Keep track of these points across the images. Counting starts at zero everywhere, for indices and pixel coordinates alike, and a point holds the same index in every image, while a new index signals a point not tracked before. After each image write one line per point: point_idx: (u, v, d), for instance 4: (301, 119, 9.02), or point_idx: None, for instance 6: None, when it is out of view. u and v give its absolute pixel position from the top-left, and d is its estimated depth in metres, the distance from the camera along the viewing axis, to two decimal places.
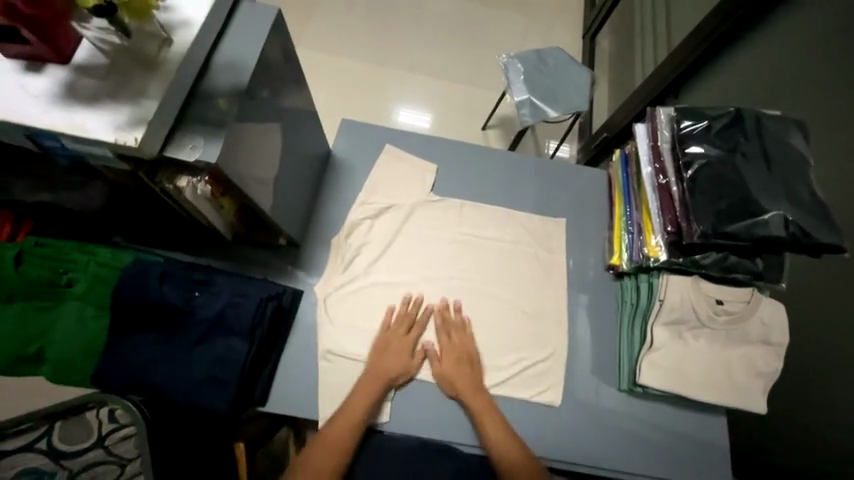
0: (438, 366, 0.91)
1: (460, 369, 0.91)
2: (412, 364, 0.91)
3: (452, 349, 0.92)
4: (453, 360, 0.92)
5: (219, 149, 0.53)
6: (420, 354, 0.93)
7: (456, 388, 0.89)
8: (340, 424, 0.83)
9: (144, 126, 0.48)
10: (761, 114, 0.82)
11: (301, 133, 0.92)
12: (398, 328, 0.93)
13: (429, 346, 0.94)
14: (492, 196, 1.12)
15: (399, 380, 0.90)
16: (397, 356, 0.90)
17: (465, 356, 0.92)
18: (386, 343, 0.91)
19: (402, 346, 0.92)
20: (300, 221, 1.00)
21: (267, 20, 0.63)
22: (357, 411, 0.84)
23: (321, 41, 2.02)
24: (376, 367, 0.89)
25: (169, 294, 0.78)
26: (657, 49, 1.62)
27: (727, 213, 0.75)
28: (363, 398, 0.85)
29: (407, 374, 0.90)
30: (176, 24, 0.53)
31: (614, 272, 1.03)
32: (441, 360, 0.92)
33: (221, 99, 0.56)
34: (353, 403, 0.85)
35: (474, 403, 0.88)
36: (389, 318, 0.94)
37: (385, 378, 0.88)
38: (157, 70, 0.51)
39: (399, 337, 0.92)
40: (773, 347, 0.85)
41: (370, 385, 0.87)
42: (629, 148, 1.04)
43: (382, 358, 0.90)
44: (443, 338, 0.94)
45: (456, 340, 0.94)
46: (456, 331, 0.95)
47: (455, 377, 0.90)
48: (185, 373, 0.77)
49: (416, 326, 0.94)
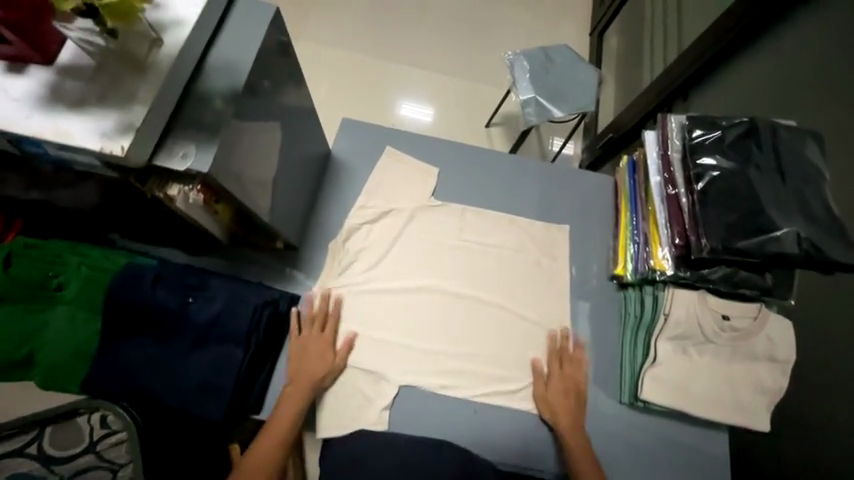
0: (543, 392, 0.90)
1: (568, 400, 0.90)
2: (337, 359, 0.88)
3: (564, 379, 0.92)
4: (561, 390, 0.91)
5: (211, 160, 0.50)
6: (342, 347, 0.90)
7: (557, 417, 0.88)
8: (268, 437, 0.80)
9: (132, 134, 0.45)
10: (776, 124, 0.78)
11: (300, 133, 0.89)
12: (311, 327, 0.89)
13: (539, 365, 0.94)
14: (494, 201, 1.10)
15: (327, 380, 0.87)
16: (318, 358, 0.87)
17: (574, 387, 0.91)
18: (304, 346, 0.88)
19: (321, 347, 0.88)
20: (297, 225, 0.98)
21: (266, 19, 0.59)
22: (286, 419, 0.81)
23: (323, 32, 1.97)
24: (298, 369, 0.85)
25: (163, 300, 0.76)
26: (668, 48, 1.57)
27: (739, 227, 0.72)
28: (290, 406, 0.82)
29: (334, 370, 0.88)
30: (167, 24, 0.50)
31: (618, 281, 1.01)
32: (547, 385, 0.92)
33: (214, 104, 0.53)
34: (283, 409, 0.82)
35: (570, 440, 0.86)
36: (309, 314, 0.90)
37: (311, 378, 0.85)
38: (148, 73, 0.48)
39: (313, 336, 0.89)
40: (779, 364, 0.83)
41: (295, 392, 0.83)
42: (638, 155, 1.01)
43: (304, 361, 0.86)
44: (556, 365, 0.93)
45: (570, 370, 0.93)
46: (571, 362, 0.94)
47: (559, 407, 0.89)
48: (180, 379, 0.75)
49: (329, 322, 0.90)
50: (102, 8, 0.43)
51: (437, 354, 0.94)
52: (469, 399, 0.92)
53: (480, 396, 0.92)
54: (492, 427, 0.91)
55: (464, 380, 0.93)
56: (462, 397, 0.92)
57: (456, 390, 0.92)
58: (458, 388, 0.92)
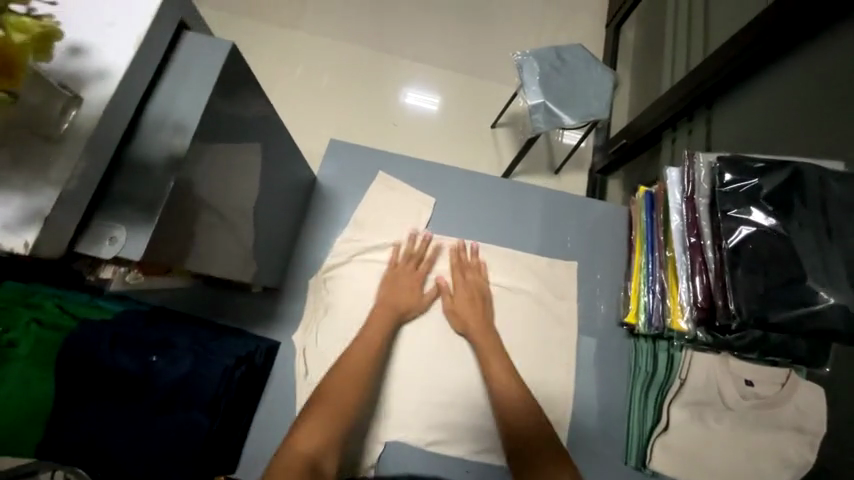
0: (450, 303, 0.91)
1: (474, 308, 0.90)
2: (423, 299, 0.91)
3: (465, 286, 0.92)
4: (465, 298, 0.91)
5: (143, 247, 0.42)
6: (431, 291, 0.92)
7: (465, 324, 0.89)
8: (357, 352, 0.79)
9: (41, 224, 0.37)
10: (825, 172, 0.66)
11: (281, 161, 0.80)
12: (406, 263, 0.93)
13: (443, 282, 0.93)
14: (493, 232, 1.00)
15: (411, 315, 0.89)
16: (406, 291, 0.90)
17: (479, 293, 0.92)
18: (395, 278, 0.91)
19: (413, 281, 0.91)
20: (279, 263, 0.90)
21: (218, 61, 0.49)
22: (371, 339, 0.82)
23: (319, 23, 1.84)
24: (386, 297, 0.88)
25: (122, 364, 0.68)
26: (690, 50, 1.41)
27: (774, 296, 0.62)
28: (375, 327, 0.84)
29: (418, 307, 0.90)
30: (91, 77, 0.41)
31: (628, 328, 0.91)
32: (454, 298, 0.91)
33: (153, 174, 0.44)
34: (371, 329, 0.83)
35: (479, 340, 0.87)
36: (408, 250, 0.94)
37: (396, 307, 0.88)
38: (60, 145, 0.39)
39: (405, 270, 0.92)
40: (806, 436, 0.74)
41: (383, 315, 0.86)
42: (656, 188, 0.90)
43: (394, 290, 0.89)
44: (457, 275, 0.93)
45: (471, 280, 0.93)
46: (471, 271, 0.94)
47: (465, 314, 0.89)
48: (138, 449, 0.67)
49: (424, 262, 0.94)
50: None
51: (426, 403, 0.86)
52: (459, 456, 0.85)
53: (470, 453, 0.85)
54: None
55: (457, 433, 0.85)
56: (457, 452, 0.85)
57: (449, 445, 0.85)
58: (447, 443, 0.85)
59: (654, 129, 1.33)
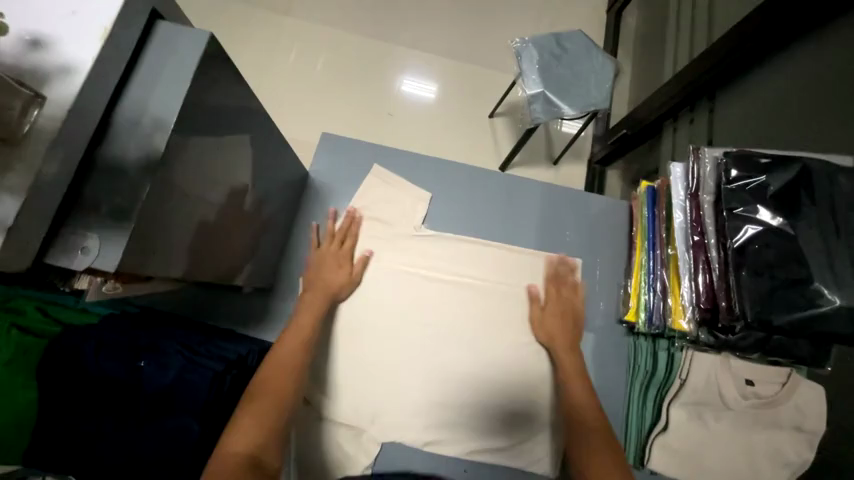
0: (539, 314, 0.89)
1: (564, 322, 0.88)
2: (353, 273, 0.88)
3: (561, 300, 0.90)
4: (558, 311, 0.89)
5: (120, 256, 0.40)
6: (358, 263, 0.89)
7: (550, 334, 0.87)
8: (287, 343, 0.71)
9: (2, 237, 0.34)
10: (835, 169, 0.64)
11: (270, 157, 0.76)
12: (328, 243, 0.89)
13: (535, 290, 0.92)
14: (491, 229, 0.98)
15: (344, 292, 0.86)
16: (335, 269, 0.86)
17: (573, 312, 0.89)
18: (321, 260, 0.87)
19: (338, 260, 0.87)
20: (270, 262, 0.87)
21: (194, 54, 0.45)
22: (307, 325, 0.75)
23: (311, 10, 1.77)
24: (315, 280, 0.84)
25: (109, 370, 0.66)
26: (693, 36, 1.37)
27: (780, 298, 0.61)
28: (308, 311, 0.78)
29: (350, 283, 0.87)
30: (51, 74, 0.38)
31: (628, 326, 0.90)
32: (544, 308, 0.90)
33: (127, 178, 0.41)
34: (303, 315, 0.77)
35: (561, 351, 0.84)
36: (329, 230, 0.90)
37: (328, 287, 0.83)
38: (21, 149, 0.36)
39: (331, 251, 0.88)
40: (804, 434, 0.74)
41: (313, 299, 0.80)
42: (659, 183, 0.88)
43: (321, 272, 0.85)
44: (552, 287, 0.92)
45: (566, 296, 0.91)
46: (567, 287, 0.92)
47: (555, 328, 0.87)
48: (128, 458, 0.65)
49: (348, 238, 0.90)
50: None
51: (421, 402, 0.85)
52: (457, 456, 0.84)
53: (468, 453, 0.84)
54: None
55: (453, 432, 0.85)
56: (454, 452, 0.84)
57: (446, 445, 0.84)
58: (444, 442, 0.84)
59: (657, 118, 1.30)
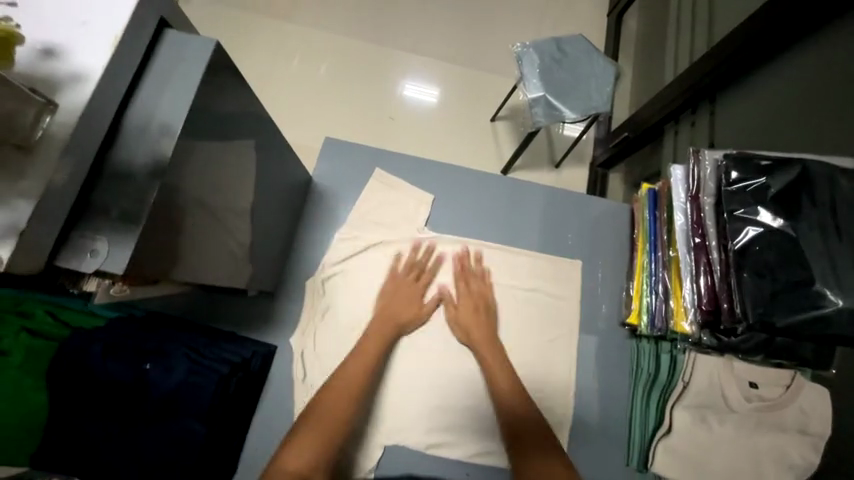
0: (452, 312, 0.89)
1: (478, 317, 0.88)
2: (422, 310, 0.89)
3: (471, 296, 0.90)
4: (469, 306, 0.90)
5: (128, 259, 0.40)
6: (431, 301, 0.90)
7: (470, 332, 0.87)
8: (352, 365, 0.77)
9: (14, 240, 0.35)
10: (835, 171, 0.64)
11: (274, 162, 0.77)
12: (407, 275, 0.91)
13: (446, 290, 0.91)
14: (493, 231, 0.98)
15: (410, 327, 0.88)
16: (405, 303, 0.88)
17: (483, 303, 0.90)
18: (395, 290, 0.89)
19: (412, 294, 0.89)
20: (275, 265, 0.88)
21: (201, 62, 0.46)
22: (371, 351, 0.80)
23: (314, 17, 1.79)
24: (383, 310, 0.86)
25: (114, 371, 0.67)
26: (694, 40, 1.37)
27: (783, 300, 0.60)
28: (375, 340, 0.82)
29: (417, 318, 0.88)
30: (63, 81, 0.39)
31: (630, 328, 0.90)
32: (457, 306, 0.90)
33: (135, 181, 0.42)
34: (371, 343, 0.81)
35: (485, 351, 0.85)
36: (409, 261, 0.92)
37: (395, 319, 0.86)
38: (33, 155, 0.37)
39: (407, 282, 0.90)
40: (809, 438, 0.73)
41: (380, 328, 0.84)
42: (660, 185, 0.88)
43: (392, 303, 0.88)
44: (460, 284, 0.91)
45: (476, 288, 0.91)
46: (474, 279, 0.92)
47: (470, 324, 0.88)
48: (135, 458, 0.66)
49: (425, 274, 0.92)
50: None
51: (422, 405, 0.86)
52: (460, 458, 0.84)
53: (469, 456, 0.84)
54: None
55: (455, 434, 0.85)
56: (457, 456, 0.84)
57: (448, 448, 0.84)
58: (446, 445, 0.84)
59: (658, 121, 1.31)
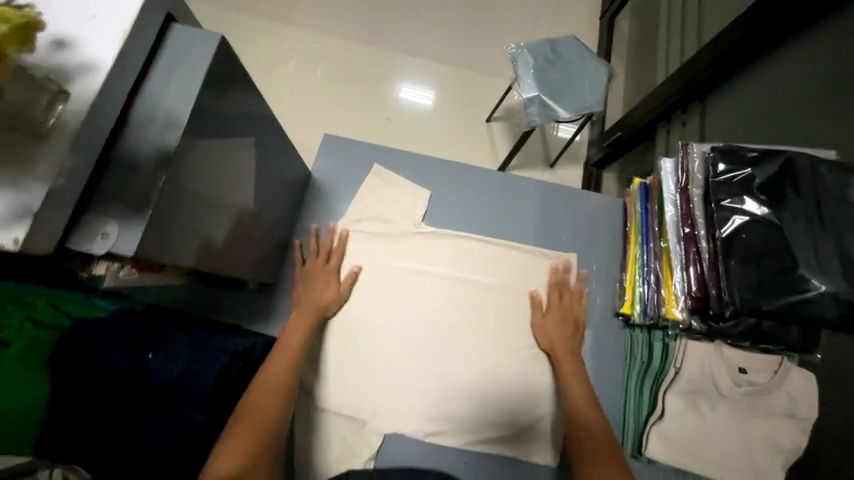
0: (542, 320, 0.91)
1: (565, 329, 0.89)
2: (341, 289, 0.89)
3: (562, 309, 0.92)
4: (558, 318, 0.91)
5: (138, 240, 0.42)
6: (346, 278, 0.91)
7: (553, 342, 0.88)
8: (280, 358, 0.74)
9: (29, 220, 0.36)
10: (817, 161, 0.67)
11: (275, 156, 0.79)
12: (316, 259, 0.90)
13: (538, 296, 0.94)
14: (490, 225, 1.00)
15: (332, 309, 0.87)
16: (323, 285, 0.88)
17: (573, 319, 0.91)
18: (308, 276, 0.89)
19: (327, 276, 0.89)
20: (275, 259, 0.89)
21: (207, 54, 0.48)
22: (296, 339, 0.78)
23: (312, 19, 1.81)
24: (304, 297, 0.85)
25: (117, 361, 0.68)
26: (684, 40, 1.41)
27: (768, 285, 0.63)
28: (297, 327, 0.80)
29: (338, 299, 0.88)
30: (74, 70, 0.40)
31: (624, 318, 0.93)
32: (545, 314, 0.92)
33: (144, 167, 0.44)
34: (293, 331, 0.79)
35: (563, 360, 0.85)
36: (315, 246, 0.92)
37: (316, 304, 0.85)
38: (47, 140, 0.38)
39: (319, 266, 0.90)
40: (798, 422, 0.75)
41: (304, 316, 0.82)
42: (651, 179, 0.90)
43: (311, 289, 0.87)
44: (554, 296, 0.93)
45: (567, 302, 0.93)
46: (569, 294, 0.93)
47: (556, 336, 0.88)
48: (139, 447, 0.67)
49: (334, 254, 0.91)
50: None
51: (420, 395, 0.87)
52: (458, 447, 0.85)
53: (467, 444, 0.85)
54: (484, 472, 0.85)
55: (453, 423, 0.86)
56: (455, 444, 0.85)
57: (446, 437, 0.85)
58: (446, 433, 0.86)
59: (650, 121, 1.33)
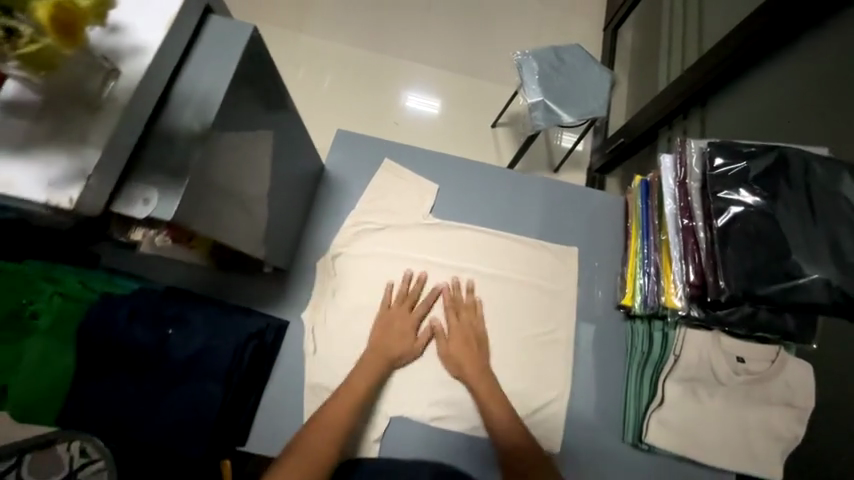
0: (445, 345, 0.89)
1: (469, 349, 0.89)
2: (417, 346, 0.90)
3: (460, 329, 0.91)
4: (461, 339, 0.90)
5: (175, 206, 0.46)
6: (424, 334, 0.91)
7: (461, 365, 0.88)
8: (339, 401, 0.79)
9: (83, 182, 0.40)
10: (809, 156, 0.70)
11: (293, 148, 0.83)
12: (402, 307, 0.92)
13: (437, 324, 0.92)
14: (495, 219, 1.04)
15: (404, 360, 0.89)
16: (400, 335, 0.89)
17: (474, 335, 0.91)
18: (389, 322, 0.90)
19: (406, 326, 0.90)
20: (288, 246, 0.93)
21: (241, 42, 0.53)
22: (358, 389, 0.81)
23: (325, 26, 1.89)
24: (381, 342, 0.87)
25: (139, 335, 0.72)
26: (686, 49, 1.45)
27: (762, 272, 0.66)
28: (363, 374, 0.83)
29: (411, 353, 0.89)
30: (125, 52, 0.45)
31: (625, 311, 0.95)
32: (448, 340, 0.90)
33: (181, 141, 0.48)
34: (360, 378, 0.83)
35: (478, 386, 0.86)
36: (400, 291, 0.93)
37: (389, 354, 0.87)
38: (100, 112, 0.43)
39: (401, 314, 0.91)
40: (795, 410, 0.78)
41: (374, 363, 0.85)
42: (652, 176, 0.94)
43: (385, 337, 0.88)
44: (453, 317, 0.92)
45: (466, 321, 0.92)
46: (466, 311, 0.93)
47: (461, 357, 0.88)
48: (157, 417, 0.71)
49: (419, 305, 0.93)
50: (20, 59, 0.37)
51: (426, 381, 0.89)
52: (461, 431, 0.87)
53: (470, 428, 0.87)
54: (486, 457, 0.86)
55: (457, 409, 0.88)
56: (459, 429, 0.87)
57: (450, 423, 0.88)
58: (450, 419, 0.88)
59: (650, 129, 1.37)
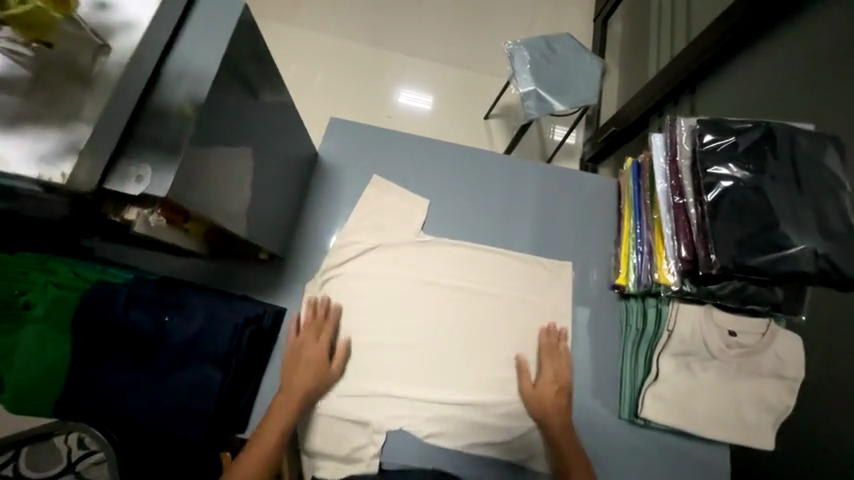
0: (529, 389, 0.87)
1: (558, 398, 0.86)
2: (331, 371, 0.85)
3: (553, 376, 0.88)
4: (551, 386, 0.87)
5: (168, 183, 0.45)
6: (338, 356, 0.86)
7: (545, 411, 0.84)
8: (257, 449, 0.74)
9: (75, 157, 0.40)
10: (794, 130, 0.72)
11: (286, 137, 0.83)
12: (308, 335, 0.85)
13: (524, 362, 0.90)
14: (489, 204, 1.04)
15: (320, 390, 0.84)
16: (311, 364, 0.83)
17: (565, 386, 0.88)
18: (297, 353, 0.84)
19: (316, 357, 0.84)
20: (284, 234, 0.93)
21: (231, 21, 0.52)
22: (273, 434, 0.76)
23: (316, 20, 1.87)
24: (291, 376, 0.81)
25: (137, 321, 0.72)
26: (674, 36, 1.46)
27: (751, 243, 0.67)
28: (279, 417, 0.77)
29: (327, 379, 0.84)
30: (116, 26, 0.45)
31: (619, 291, 0.97)
32: (534, 384, 0.87)
33: (174, 118, 0.48)
34: (273, 419, 0.77)
35: (560, 437, 0.82)
36: (308, 316, 0.87)
37: (302, 388, 0.81)
38: (91, 87, 0.42)
39: (308, 342, 0.85)
40: (785, 381, 0.80)
41: (286, 400, 0.79)
42: (643, 157, 0.95)
43: (296, 369, 0.82)
44: (545, 360, 0.90)
45: (559, 368, 0.89)
46: (560, 359, 0.90)
47: (546, 403, 0.85)
48: (156, 403, 0.71)
49: (327, 329, 0.87)
50: (10, 20, 0.37)
51: (424, 366, 0.90)
52: (460, 413, 0.88)
53: (469, 408, 0.88)
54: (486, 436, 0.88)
55: (455, 392, 0.89)
56: (459, 410, 0.88)
57: (449, 406, 0.88)
58: (449, 400, 0.88)
59: (639, 115, 1.38)
